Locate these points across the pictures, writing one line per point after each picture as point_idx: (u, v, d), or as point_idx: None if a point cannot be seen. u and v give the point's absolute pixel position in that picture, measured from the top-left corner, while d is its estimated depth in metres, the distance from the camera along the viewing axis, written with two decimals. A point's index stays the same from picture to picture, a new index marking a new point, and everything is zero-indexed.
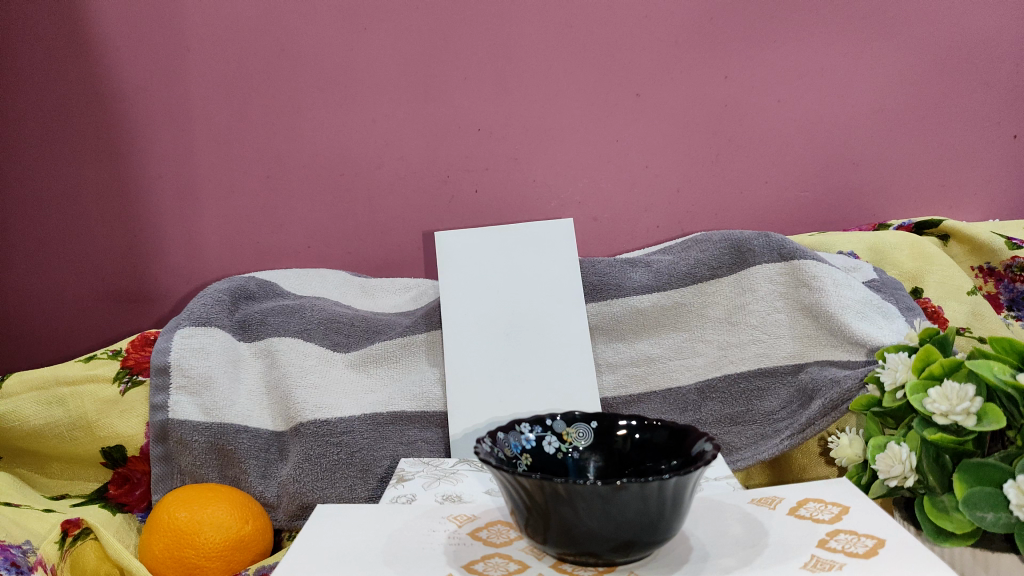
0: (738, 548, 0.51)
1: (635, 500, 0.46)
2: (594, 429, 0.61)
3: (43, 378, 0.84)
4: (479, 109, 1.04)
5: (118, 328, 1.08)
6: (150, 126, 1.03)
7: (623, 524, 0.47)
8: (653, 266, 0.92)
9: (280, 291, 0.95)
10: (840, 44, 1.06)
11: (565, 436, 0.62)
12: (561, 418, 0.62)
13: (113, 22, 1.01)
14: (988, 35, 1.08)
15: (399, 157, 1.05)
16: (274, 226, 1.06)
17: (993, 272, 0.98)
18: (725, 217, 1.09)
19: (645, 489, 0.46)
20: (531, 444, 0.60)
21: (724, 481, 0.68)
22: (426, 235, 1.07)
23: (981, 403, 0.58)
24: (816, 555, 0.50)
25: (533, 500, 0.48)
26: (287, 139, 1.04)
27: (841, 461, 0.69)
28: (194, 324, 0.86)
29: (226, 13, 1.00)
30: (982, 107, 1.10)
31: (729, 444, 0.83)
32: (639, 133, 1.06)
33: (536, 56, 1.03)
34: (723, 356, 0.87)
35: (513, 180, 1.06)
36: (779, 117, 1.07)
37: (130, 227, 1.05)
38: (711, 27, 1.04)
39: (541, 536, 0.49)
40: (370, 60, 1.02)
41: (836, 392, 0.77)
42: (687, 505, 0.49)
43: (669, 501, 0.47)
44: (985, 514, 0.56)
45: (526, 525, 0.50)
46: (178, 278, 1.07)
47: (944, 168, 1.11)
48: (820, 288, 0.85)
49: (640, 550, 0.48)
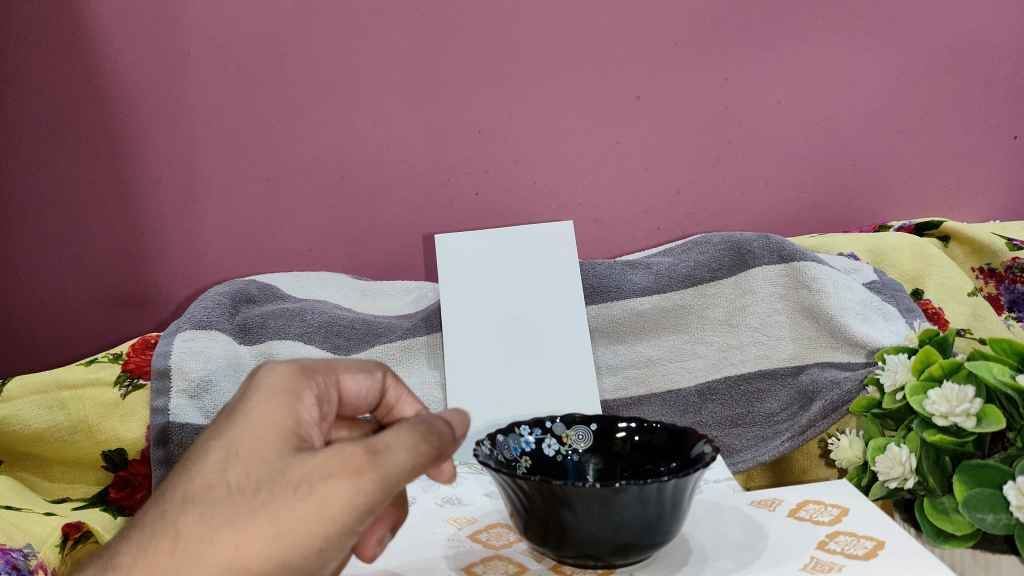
0: (738, 551, 0.51)
1: (634, 502, 0.46)
2: (594, 432, 0.62)
3: (44, 381, 0.84)
4: (479, 112, 1.04)
5: (120, 330, 1.09)
6: (151, 130, 1.03)
7: (623, 526, 0.47)
8: (653, 268, 0.92)
9: (280, 294, 0.96)
10: (840, 46, 1.06)
11: (565, 439, 0.62)
12: (561, 421, 0.62)
13: (113, 25, 1.01)
14: (988, 36, 1.08)
15: (400, 160, 1.05)
16: (274, 229, 1.06)
17: (993, 273, 0.98)
18: (725, 219, 1.09)
19: (644, 492, 0.46)
20: (530, 446, 0.61)
21: (724, 483, 0.68)
22: (426, 238, 1.07)
23: (981, 405, 0.58)
24: (815, 557, 0.50)
25: (532, 503, 0.48)
26: (288, 142, 1.04)
27: (842, 463, 0.69)
28: (195, 327, 0.86)
29: (226, 16, 1.01)
30: (982, 107, 1.10)
31: (729, 446, 0.84)
32: (639, 135, 1.06)
33: (536, 59, 1.03)
34: (723, 358, 0.87)
35: (514, 183, 1.07)
36: (779, 119, 1.07)
37: (130, 230, 1.06)
38: (710, 30, 1.04)
39: (540, 539, 0.49)
40: (370, 63, 1.02)
41: (836, 394, 0.77)
42: (686, 507, 0.49)
43: (667, 504, 0.47)
44: (985, 516, 0.55)
45: (525, 528, 0.50)
46: (179, 282, 1.07)
47: (944, 168, 1.11)
48: (820, 288, 0.85)
49: (639, 552, 0.48)
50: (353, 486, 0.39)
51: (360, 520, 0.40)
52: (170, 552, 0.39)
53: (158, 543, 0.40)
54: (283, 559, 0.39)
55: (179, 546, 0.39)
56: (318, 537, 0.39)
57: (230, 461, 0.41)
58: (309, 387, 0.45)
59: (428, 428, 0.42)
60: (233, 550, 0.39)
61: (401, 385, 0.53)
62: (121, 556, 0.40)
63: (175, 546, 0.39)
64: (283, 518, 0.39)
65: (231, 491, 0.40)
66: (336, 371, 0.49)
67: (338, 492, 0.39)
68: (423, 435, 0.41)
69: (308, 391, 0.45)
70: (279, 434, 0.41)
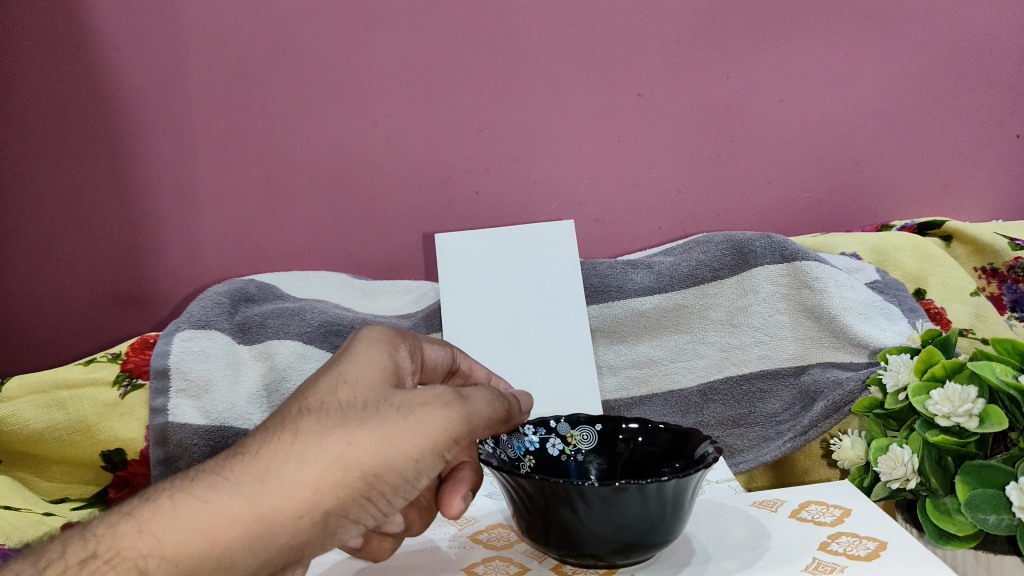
0: (739, 552, 0.51)
1: (636, 501, 0.46)
2: (599, 432, 0.61)
3: (44, 381, 0.84)
4: (479, 111, 1.04)
5: (119, 330, 1.09)
6: (151, 128, 1.03)
7: (624, 526, 0.46)
8: (654, 267, 0.90)
9: (280, 294, 0.96)
10: (841, 44, 1.06)
11: (570, 439, 0.62)
12: (566, 420, 0.62)
13: (113, 24, 1.01)
14: (990, 34, 1.07)
15: (400, 159, 1.05)
16: (274, 228, 1.06)
17: (996, 273, 0.97)
18: (726, 218, 1.09)
19: (645, 491, 0.45)
20: (535, 446, 0.61)
21: (725, 484, 0.68)
22: (426, 237, 1.07)
23: (983, 405, 0.58)
24: (818, 557, 0.49)
25: (534, 502, 0.48)
26: (288, 141, 1.04)
27: (844, 464, 0.69)
28: (194, 326, 0.86)
29: (226, 14, 1.00)
30: (984, 106, 1.09)
31: (731, 446, 0.84)
32: (639, 133, 1.06)
33: (536, 57, 1.03)
34: (724, 358, 0.87)
35: (514, 182, 1.06)
36: (780, 117, 1.07)
37: (130, 229, 1.06)
38: (711, 28, 1.03)
39: (542, 538, 0.49)
40: (370, 61, 1.02)
41: (839, 394, 0.77)
42: (687, 509, 0.49)
43: (669, 503, 0.47)
44: (987, 516, 0.55)
45: (527, 527, 0.50)
46: (179, 281, 1.07)
47: (946, 168, 1.11)
48: (822, 288, 0.84)
49: (641, 552, 0.48)
50: (446, 414, 0.42)
51: (449, 451, 0.42)
52: (291, 443, 0.39)
53: (277, 438, 0.39)
54: (387, 463, 0.40)
55: (299, 437, 0.39)
56: (420, 448, 0.41)
57: (339, 385, 0.42)
58: (404, 342, 0.48)
59: (500, 394, 0.47)
60: (348, 446, 0.39)
61: (469, 358, 0.58)
62: (246, 446, 0.40)
63: (294, 438, 0.39)
64: (389, 429, 0.40)
65: (345, 402, 0.41)
66: (420, 339, 0.51)
67: (438, 415, 0.41)
68: (495, 399, 0.46)
69: (402, 346, 0.47)
70: (383, 370, 0.44)
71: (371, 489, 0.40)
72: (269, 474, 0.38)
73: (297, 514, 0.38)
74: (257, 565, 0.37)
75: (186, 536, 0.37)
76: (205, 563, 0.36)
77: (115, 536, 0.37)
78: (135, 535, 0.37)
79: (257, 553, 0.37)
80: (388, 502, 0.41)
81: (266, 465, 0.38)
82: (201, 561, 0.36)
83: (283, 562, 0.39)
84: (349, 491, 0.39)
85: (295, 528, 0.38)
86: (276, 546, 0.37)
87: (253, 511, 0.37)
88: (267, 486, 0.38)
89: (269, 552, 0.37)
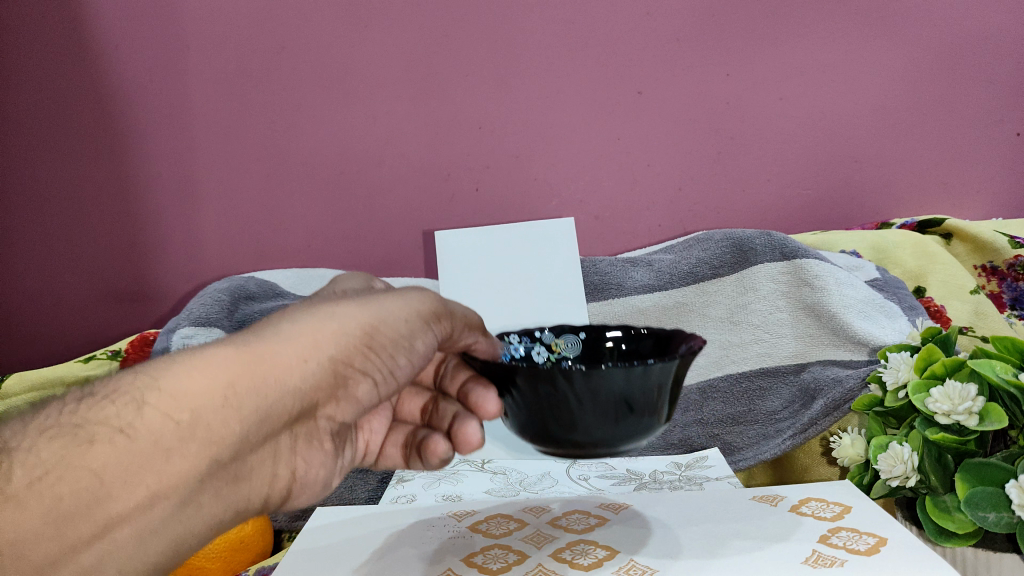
0: (740, 540, 0.51)
1: (622, 383, 0.43)
2: (582, 341, 0.61)
3: (44, 379, 0.84)
4: (479, 108, 1.04)
5: (118, 327, 1.09)
6: (151, 124, 1.03)
7: (612, 413, 0.44)
8: (654, 265, 0.93)
9: (280, 291, 0.97)
10: (842, 41, 1.05)
11: (553, 347, 0.61)
12: (549, 330, 0.61)
13: (113, 19, 1.00)
14: (993, 32, 1.07)
15: (399, 156, 1.05)
16: (274, 224, 1.06)
17: (995, 271, 0.97)
18: (726, 215, 1.09)
19: (630, 373, 0.43)
20: (519, 353, 0.59)
21: (724, 480, 0.68)
22: (426, 234, 1.07)
23: (983, 403, 0.58)
24: (818, 550, 0.49)
25: (522, 395, 0.46)
26: (287, 137, 1.04)
27: (845, 462, 0.69)
28: (195, 325, 0.85)
29: (226, 10, 1.00)
30: (984, 105, 1.09)
31: (730, 444, 0.84)
32: (639, 131, 1.06)
33: (536, 54, 1.03)
34: (724, 356, 0.87)
35: (513, 179, 1.06)
36: (780, 115, 1.06)
37: (130, 224, 1.06)
38: (712, 26, 1.03)
39: (534, 431, 0.47)
40: (370, 58, 1.02)
41: (838, 392, 0.76)
42: (672, 394, 0.47)
43: (654, 385, 0.45)
44: (985, 514, 0.55)
45: (518, 421, 0.48)
46: (179, 277, 1.07)
47: (946, 166, 1.11)
48: (822, 286, 0.84)
49: (631, 439, 0.46)
50: (425, 296, 0.48)
51: (433, 322, 0.48)
52: (280, 319, 0.42)
53: (268, 318, 0.43)
54: (377, 322, 0.44)
55: (289, 314, 0.43)
56: (406, 311, 0.46)
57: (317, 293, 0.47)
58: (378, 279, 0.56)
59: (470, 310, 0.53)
60: (337, 309, 0.44)
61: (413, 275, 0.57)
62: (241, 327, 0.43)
63: (283, 315, 0.43)
64: (375, 302, 0.45)
65: (325, 298, 0.47)
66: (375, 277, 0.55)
67: (415, 293, 0.48)
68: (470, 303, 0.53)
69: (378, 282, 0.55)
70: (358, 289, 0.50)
71: (367, 342, 0.43)
72: (265, 333, 0.41)
73: (301, 360, 0.40)
74: (265, 408, 0.39)
75: (186, 375, 0.37)
76: (210, 401, 0.37)
77: (117, 382, 0.38)
78: (134, 377, 0.38)
79: (265, 394, 0.39)
80: (388, 357, 0.45)
81: (261, 329, 0.41)
82: (205, 398, 0.37)
83: (290, 410, 0.41)
84: (348, 340, 0.42)
85: (301, 372, 0.40)
86: (286, 389, 0.40)
87: (247, 354, 0.39)
88: (261, 339, 0.40)
89: (277, 394, 0.39)
